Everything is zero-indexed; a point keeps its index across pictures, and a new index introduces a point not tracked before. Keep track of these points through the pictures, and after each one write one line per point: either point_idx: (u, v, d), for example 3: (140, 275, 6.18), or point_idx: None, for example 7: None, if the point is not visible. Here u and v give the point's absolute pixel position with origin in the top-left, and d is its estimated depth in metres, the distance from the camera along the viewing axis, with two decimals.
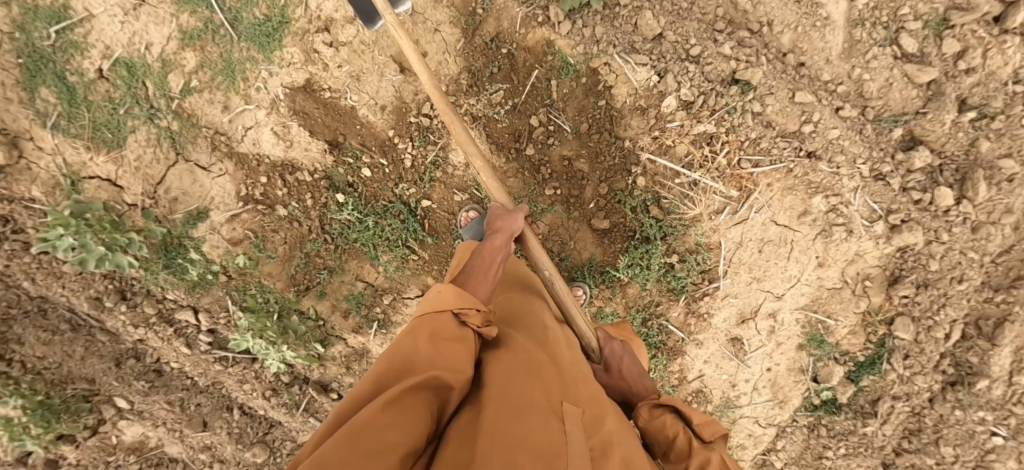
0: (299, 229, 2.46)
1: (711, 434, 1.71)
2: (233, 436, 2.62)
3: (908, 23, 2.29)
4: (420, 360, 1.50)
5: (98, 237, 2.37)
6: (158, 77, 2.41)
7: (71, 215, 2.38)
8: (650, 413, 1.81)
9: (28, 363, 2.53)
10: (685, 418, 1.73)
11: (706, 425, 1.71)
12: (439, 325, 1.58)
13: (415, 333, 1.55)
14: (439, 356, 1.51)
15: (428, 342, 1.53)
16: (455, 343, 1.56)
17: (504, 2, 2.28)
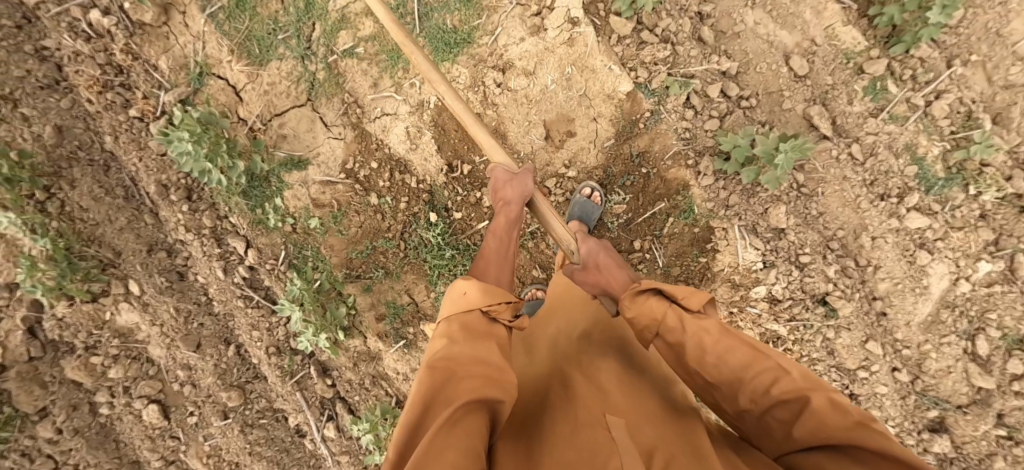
0: (379, 222, 2.49)
1: (699, 303, 1.67)
2: (217, 370, 2.57)
3: (989, 327, 2.40)
4: (458, 367, 1.50)
5: (207, 147, 2.33)
6: (330, 28, 2.45)
7: (196, 121, 2.37)
8: (635, 299, 1.75)
9: (67, 206, 2.48)
10: (670, 295, 1.70)
11: (690, 296, 1.68)
12: (470, 330, 1.60)
13: (452, 345, 1.56)
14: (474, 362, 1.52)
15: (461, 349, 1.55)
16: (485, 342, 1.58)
17: (666, 130, 2.38)
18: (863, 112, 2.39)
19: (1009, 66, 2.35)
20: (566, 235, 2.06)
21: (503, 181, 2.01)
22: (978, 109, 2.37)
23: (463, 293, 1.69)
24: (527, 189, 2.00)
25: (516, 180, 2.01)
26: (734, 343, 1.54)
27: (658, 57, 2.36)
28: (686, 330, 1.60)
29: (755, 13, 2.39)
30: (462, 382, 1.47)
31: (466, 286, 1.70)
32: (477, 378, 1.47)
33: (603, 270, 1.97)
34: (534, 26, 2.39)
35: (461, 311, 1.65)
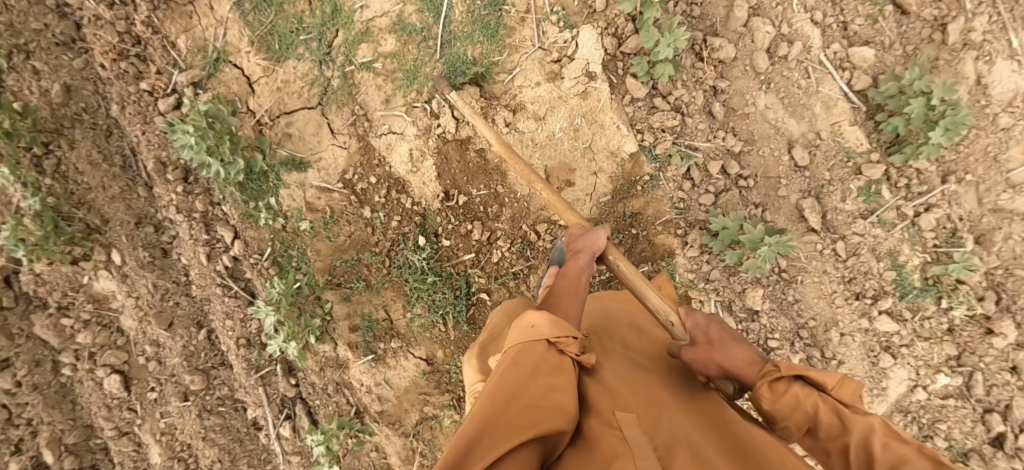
0: (368, 235, 2.52)
1: (850, 393, 1.46)
2: (185, 352, 2.58)
3: (937, 437, 2.51)
4: (515, 395, 1.38)
5: (211, 142, 2.35)
6: (353, 38, 2.48)
7: (204, 114, 2.36)
8: (772, 388, 1.51)
9: (63, 165, 2.49)
10: (816, 384, 1.47)
11: (840, 385, 1.46)
12: (536, 362, 1.47)
13: (510, 376, 1.44)
14: (531, 395, 1.39)
15: (520, 378, 1.43)
16: (550, 377, 1.45)
17: (662, 197, 2.44)
18: (854, 211, 2.45)
19: (998, 192, 2.44)
20: (666, 307, 1.81)
21: (576, 235, 1.93)
22: (963, 227, 2.43)
23: (530, 325, 1.56)
24: (600, 243, 1.86)
25: (590, 235, 1.90)
26: (904, 450, 1.31)
27: (666, 124, 2.42)
28: (849, 431, 1.39)
29: (767, 97, 2.45)
30: (516, 415, 1.34)
31: (535, 317, 1.57)
32: (532, 413, 1.35)
33: (716, 343, 1.65)
34: (550, 73, 2.45)
35: (526, 341, 1.53)
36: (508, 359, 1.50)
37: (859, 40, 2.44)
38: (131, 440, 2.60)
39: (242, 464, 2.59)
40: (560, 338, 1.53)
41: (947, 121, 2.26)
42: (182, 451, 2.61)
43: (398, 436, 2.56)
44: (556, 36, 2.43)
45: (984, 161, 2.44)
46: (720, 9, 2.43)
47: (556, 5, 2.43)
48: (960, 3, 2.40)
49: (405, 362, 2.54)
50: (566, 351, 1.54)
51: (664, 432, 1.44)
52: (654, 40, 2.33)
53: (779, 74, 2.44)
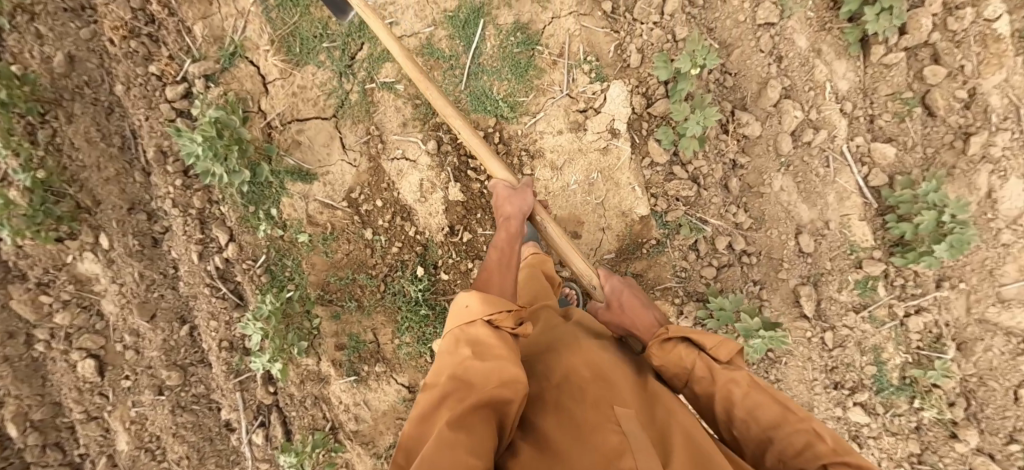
0: (366, 257, 2.48)
1: (728, 353, 1.70)
2: (165, 346, 2.54)
3: None
4: (467, 376, 1.51)
5: (217, 150, 2.26)
6: (378, 55, 2.41)
7: (211, 120, 2.27)
8: (662, 347, 1.77)
9: (58, 138, 2.39)
10: (699, 345, 1.72)
11: (721, 346, 1.70)
12: (475, 341, 1.59)
13: (457, 358, 1.56)
14: (475, 369, 1.53)
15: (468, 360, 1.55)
16: (494, 349, 1.57)
17: (665, 262, 2.45)
18: (848, 303, 2.49)
19: (987, 304, 2.50)
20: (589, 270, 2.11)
21: (506, 197, 2.06)
22: (948, 334, 2.48)
23: (466, 307, 1.68)
24: (526, 204, 2.04)
25: (517, 197, 2.06)
26: (763, 398, 1.58)
27: (682, 193, 2.40)
28: (715, 380, 1.65)
29: (784, 178, 2.44)
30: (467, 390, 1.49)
31: (468, 297, 1.69)
32: (482, 384, 1.49)
33: (628, 311, 1.99)
34: (574, 122, 2.41)
35: (462, 324, 1.65)
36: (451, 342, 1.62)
37: (882, 136, 2.46)
38: (99, 425, 2.55)
39: (210, 463, 2.58)
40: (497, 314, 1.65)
41: (950, 238, 2.28)
42: (150, 443, 2.57)
43: (370, 457, 2.56)
44: (586, 86, 2.39)
45: (981, 273, 2.49)
46: (753, 84, 2.42)
47: (590, 54, 2.40)
48: (987, 115, 2.41)
49: (387, 387, 2.55)
50: (502, 325, 1.65)
51: (607, 393, 1.62)
52: (685, 114, 2.29)
53: (800, 158, 2.44)
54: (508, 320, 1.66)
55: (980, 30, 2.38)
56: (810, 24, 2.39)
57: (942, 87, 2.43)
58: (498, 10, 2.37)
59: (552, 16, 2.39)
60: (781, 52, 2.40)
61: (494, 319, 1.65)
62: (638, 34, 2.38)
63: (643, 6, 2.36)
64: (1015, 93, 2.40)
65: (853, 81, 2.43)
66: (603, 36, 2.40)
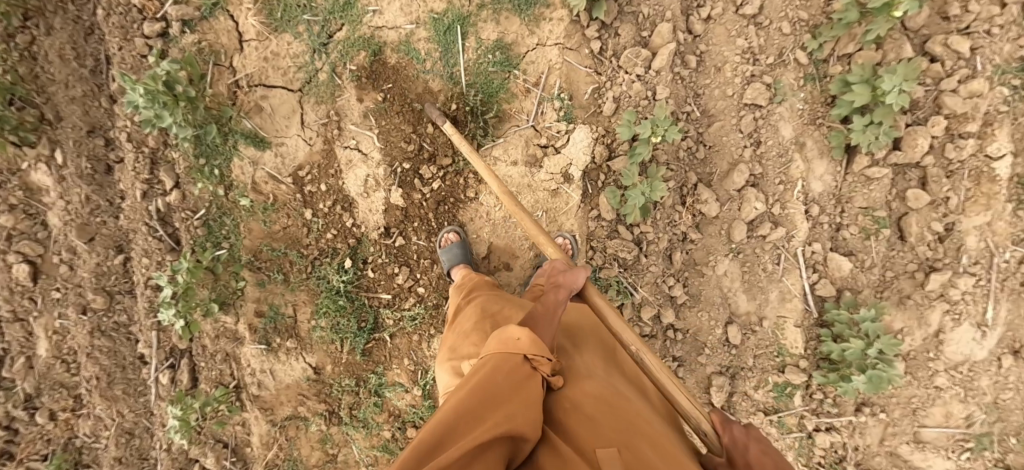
0: (301, 235, 2.51)
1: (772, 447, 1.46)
2: (96, 270, 2.48)
3: None
4: (493, 398, 1.41)
5: (171, 102, 2.23)
6: (352, 39, 2.37)
7: (161, 75, 2.23)
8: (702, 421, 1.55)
9: (35, 46, 2.35)
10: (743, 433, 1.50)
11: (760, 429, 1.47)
12: (509, 374, 1.46)
13: (487, 382, 1.44)
14: (501, 400, 1.41)
15: (499, 382, 1.44)
16: (526, 390, 1.45)
17: None
18: (761, 402, 2.45)
19: (901, 440, 2.43)
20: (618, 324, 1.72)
21: (557, 272, 1.73)
22: (852, 458, 2.43)
23: (514, 338, 1.54)
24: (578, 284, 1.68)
25: (568, 273, 1.71)
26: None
27: (620, 254, 2.36)
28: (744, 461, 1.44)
29: (730, 264, 2.38)
30: (490, 420, 1.38)
31: (519, 329, 1.54)
32: (509, 421, 1.38)
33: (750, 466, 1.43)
34: (531, 156, 2.37)
35: (501, 352, 1.52)
36: (486, 365, 1.51)
37: (843, 248, 2.36)
38: (23, 328, 2.44)
39: (117, 389, 2.53)
40: (538, 354, 1.51)
41: (869, 371, 2.25)
42: (68, 356, 2.49)
43: (265, 422, 2.57)
44: (553, 123, 2.35)
45: (904, 409, 2.40)
46: (724, 163, 2.35)
47: (565, 91, 2.34)
48: (958, 254, 2.27)
49: (294, 364, 2.57)
50: (540, 368, 1.51)
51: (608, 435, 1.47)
52: (633, 180, 2.26)
53: (751, 249, 2.37)
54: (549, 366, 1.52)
55: (977, 165, 2.21)
56: (799, 115, 2.29)
57: (921, 213, 2.28)
58: (483, 24, 2.31)
59: (538, 43, 2.32)
60: (761, 137, 2.31)
61: (534, 359, 1.50)
62: (619, 82, 2.31)
63: (630, 55, 2.28)
64: (993, 239, 2.26)
65: (828, 185, 2.32)
66: (584, 75, 2.34)
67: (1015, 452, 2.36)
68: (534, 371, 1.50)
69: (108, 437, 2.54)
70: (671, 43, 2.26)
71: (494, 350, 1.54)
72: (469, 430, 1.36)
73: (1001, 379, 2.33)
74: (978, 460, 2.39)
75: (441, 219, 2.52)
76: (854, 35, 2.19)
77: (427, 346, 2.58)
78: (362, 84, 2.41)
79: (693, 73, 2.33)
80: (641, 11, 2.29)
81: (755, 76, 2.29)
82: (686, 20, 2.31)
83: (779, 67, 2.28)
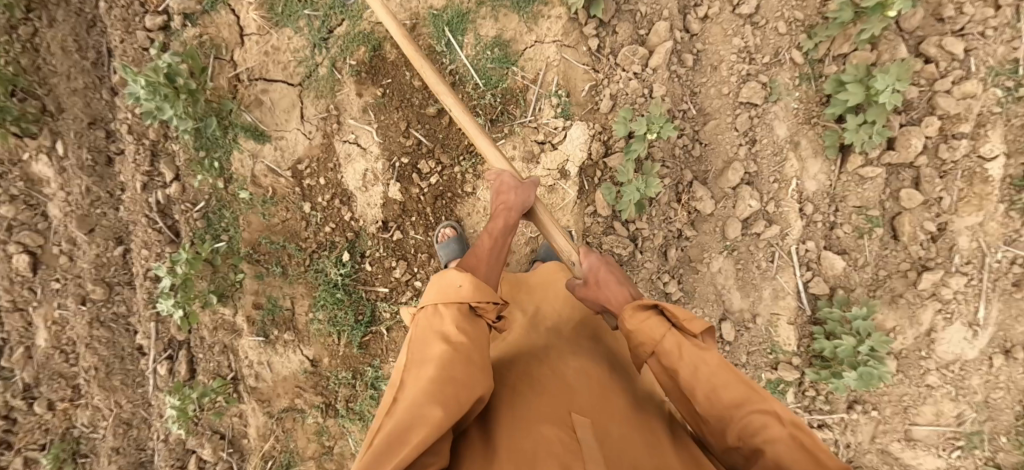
0: (300, 229, 2.53)
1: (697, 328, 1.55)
2: (96, 261, 2.50)
3: None
4: (444, 353, 1.47)
5: (171, 94, 2.25)
6: (353, 34, 2.40)
7: (162, 68, 2.24)
8: (635, 314, 1.61)
9: (37, 38, 2.37)
10: (670, 315, 1.58)
11: (688, 320, 1.56)
12: (459, 328, 1.54)
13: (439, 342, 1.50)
14: (450, 351, 1.47)
15: (449, 340, 1.51)
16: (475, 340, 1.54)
17: None
18: None
19: (893, 438, 2.45)
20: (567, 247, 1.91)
21: (507, 186, 1.90)
22: (843, 455, 2.46)
23: (456, 285, 1.63)
24: (528, 200, 1.89)
25: (518, 187, 1.90)
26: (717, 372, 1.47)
27: (615, 250, 2.38)
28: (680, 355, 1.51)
29: (724, 261, 2.40)
30: (444, 374, 1.42)
31: (460, 277, 1.64)
32: (463, 375, 1.43)
33: (602, 286, 1.78)
34: (529, 152, 2.39)
35: (445, 301, 1.60)
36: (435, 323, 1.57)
37: (837, 246, 2.37)
38: (22, 318, 2.46)
39: (115, 380, 2.55)
40: (479, 301, 1.61)
41: (861, 367, 2.27)
42: (67, 346, 2.51)
43: (262, 414, 2.60)
44: (551, 120, 2.37)
45: (896, 407, 2.42)
46: (719, 161, 2.37)
47: (563, 88, 2.36)
48: (950, 254, 2.29)
49: (291, 356, 2.60)
50: (484, 314, 1.63)
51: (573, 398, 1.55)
52: (629, 177, 2.28)
53: (746, 246, 2.39)
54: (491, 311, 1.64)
55: (970, 166, 2.23)
56: (794, 114, 2.31)
57: (914, 212, 2.29)
58: (482, 20, 2.33)
59: (536, 40, 2.35)
60: (756, 136, 2.33)
61: (476, 304, 1.61)
62: (616, 80, 2.33)
63: (627, 53, 2.31)
64: (985, 239, 2.28)
65: (822, 184, 2.34)
66: (581, 73, 2.36)
67: (1005, 451, 2.38)
68: (479, 318, 1.62)
69: (106, 427, 2.56)
70: (668, 42, 2.29)
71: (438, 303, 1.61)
72: (430, 395, 1.37)
73: (992, 378, 2.35)
74: (969, 458, 2.41)
75: (438, 213, 2.54)
76: (848, 35, 2.21)
77: None
78: (361, 79, 2.44)
79: (689, 72, 2.36)
80: (639, 10, 2.32)
81: (751, 75, 2.31)
82: (683, 19, 2.34)
83: (775, 67, 2.30)
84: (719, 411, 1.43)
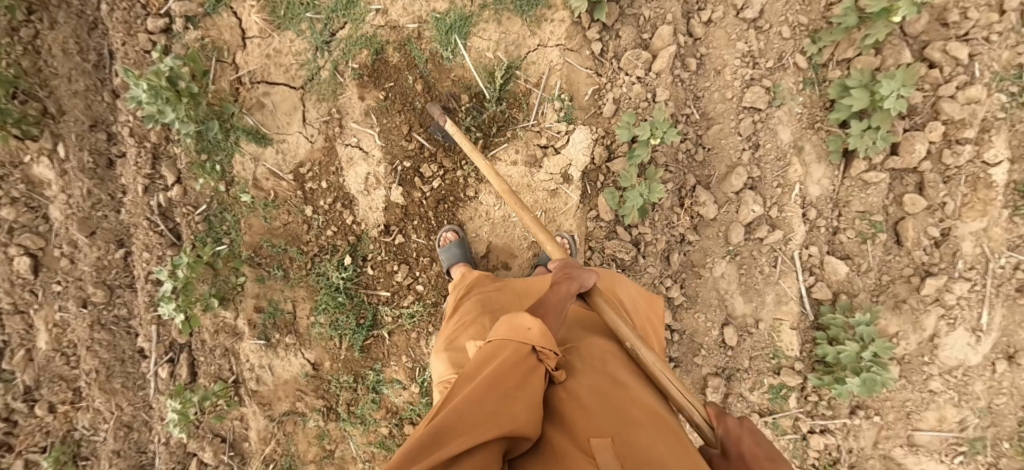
0: (302, 232, 2.52)
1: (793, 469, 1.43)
2: (97, 263, 2.50)
3: None
4: (498, 387, 1.41)
5: (173, 96, 2.24)
6: (355, 37, 2.39)
7: (164, 71, 2.23)
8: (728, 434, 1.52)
9: (38, 40, 2.36)
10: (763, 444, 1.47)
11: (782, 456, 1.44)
12: (517, 367, 1.46)
13: (494, 371, 1.44)
14: (505, 388, 1.42)
15: (505, 374, 1.44)
16: (529, 382, 1.47)
17: None
18: (755, 404, 2.47)
19: (895, 443, 2.45)
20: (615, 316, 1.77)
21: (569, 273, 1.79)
22: (845, 460, 2.45)
23: (525, 328, 1.54)
24: (586, 283, 1.78)
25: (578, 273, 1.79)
26: None
27: (618, 255, 2.36)
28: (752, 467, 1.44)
29: (727, 266, 2.39)
30: (493, 406, 1.39)
31: (529, 320, 1.55)
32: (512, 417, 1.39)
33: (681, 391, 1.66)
34: (531, 156, 2.39)
35: (511, 340, 1.52)
36: (495, 354, 1.50)
37: (840, 251, 2.37)
38: (22, 321, 2.45)
39: (116, 382, 2.55)
40: (545, 347, 1.51)
41: (863, 374, 2.26)
42: (68, 349, 2.50)
43: (263, 417, 2.59)
44: (553, 124, 2.36)
45: (898, 412, 2.42)
46: (722, 166, 2.37)
47: (565, 92, 2.35)
48: (953, 259, 2.28)
49: (292, 359, 2.59)
50: (545, 361, 1.52)
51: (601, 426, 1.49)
52: (631, 181, 2.28)
53: (749, 251, 2.39)
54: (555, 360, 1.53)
55: (973, 172, 2.22)
56: (797, 119, 2.30)
57: (917, 218, 2.29)
58: (485, 24, 2.33)
59: (539, 44, 2.34)
60: (759, 140, 2.32)
61: (541, 352, 1.51)
62: (619, 84, 2.33)
63: (630, 57, 2.30)
64: (989, 245, 2.27)
65: (826, 189, 2.33)
66: (584, 77, 2.35)
67: (1008, 457, 2.37)
68: (540, 363, 1.51)
69: (106, 430, 2.55)
70: (672, 46, 2.28)
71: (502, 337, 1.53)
72: (464, 424, 1.35)
73: (995, 384, 2.35)
74: (972, 464, 2.40)
75: (440, 217, 2.53)
76: (853, 40, 2.21)
77: (425, 344, 2.60)
78: (363, 82, 2.43)
79: (692, 76, 2.35)
80: (642, 14, 2.31)
81: (755, 79, 2.31)
82: (686, 23, 2.33)
83: (778, 71, 2.30)
84: None
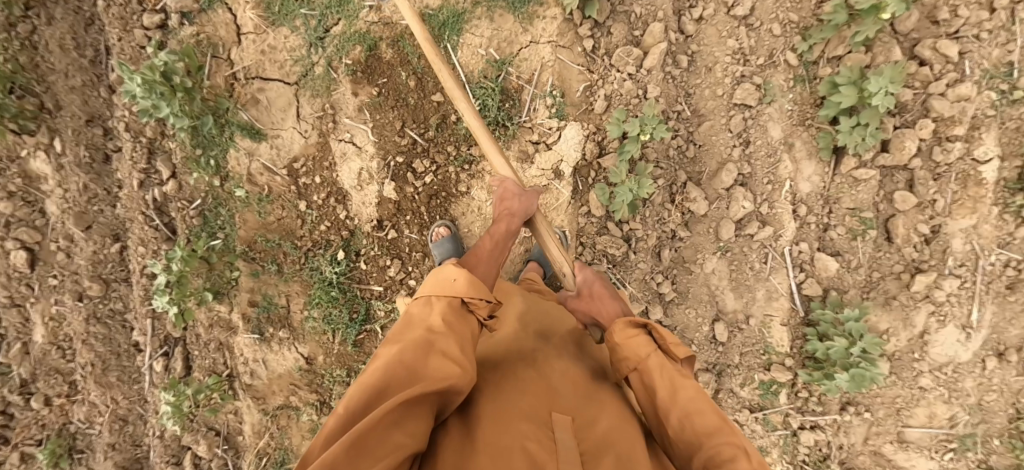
0: (296, 227, 2.54)
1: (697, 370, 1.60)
2: (93, 257, 2.52)
3: None
4: (429, 346, 1.46)
5: (168, 92, 2.26)
6: (349, 32, 2.41)
7: (159, 66, 2.25)
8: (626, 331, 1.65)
9: (35, 36, 2.39)
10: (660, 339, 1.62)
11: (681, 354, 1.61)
12: (447, 320, 1.53)
13: (425, 332, 1.49)
14: (435, 348, 1.46)
15: (436, 332, 1.49)
16: (462, 335, 1.51)
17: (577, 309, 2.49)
18: (746, 400, 2.47)
19: (885, 440, 2.46)
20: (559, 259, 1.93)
21: (509, 193, 1.88)
22: (836, 457, 2.46)
23: (451, 279, 1.62)
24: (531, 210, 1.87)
25: (520, 197, 1.87)
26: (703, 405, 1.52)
27: (609, 250, 2.39)
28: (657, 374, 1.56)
29: (718, 262, 2.40)
30: (426, 366, 1.42)
31: (454, 272, 1.63)
32: (443, 368, 1.43)
33: None
34: (523, 152, 2.40)
35: (440, 296, 1.59)
36: (424, 313, 1.56)
37: (830, 248, 2.38)
38: (19, 314, 2.47)
39: (112, 376, 2.57)
40: (474, 296, 1.60)
41: (852, 369, 2.27)
42: (64, 342, 2.52)
43: (257, 411, 2.61)
44: (545, 120, 2.38)
45: (888, 409, 2.43)
46: (713, 162, 2.38)
47: (557, 88, 2.37)
48: (944, 256, 2.29)
49: (286, 353, 2.60)
50: (476, 311, 1.60)
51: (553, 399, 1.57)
52: (622, 177, 2.29)
53: (740, 247, 2.40)
54: (484, 308, 1.61)
55: (964, 169, 2.23)
56: (788, 116, 2.31)
57: (908, 215, 2.30)
58: (477, 21, 2.34)
59: (531, 40, 2.35)
60: (750, 137, 2.34)
61: (471, 301, 1.60)
62: (611, 80, 2.34)
63: (622, 54, 2.32)
64: (980, 242, 2.28)
65: (816, 186, 2.34)
66: (576, 73, 2.36)
67: (997, 454, 2.38)
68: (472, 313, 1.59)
69: (102, 423, 2.57)
70: (663, 43, 2.30)
71: (431, 296, 1.60)
72: (401, 383, 1.38)
73: (985, 381, 2.35)
74: (962, 461, 2.41)
75: (433, 212, 2.55)
76: (843, 37, 2.22)
77: None
78: (356, 78, 2.45)
79: (684, 73, 2.36)
80: (634, 11, 2.33)
81: (746, 76, 2.32)
82: (678, 20, 2.35)
83: (769, 68, 2.31)
84: (691, 438, 1.47)
